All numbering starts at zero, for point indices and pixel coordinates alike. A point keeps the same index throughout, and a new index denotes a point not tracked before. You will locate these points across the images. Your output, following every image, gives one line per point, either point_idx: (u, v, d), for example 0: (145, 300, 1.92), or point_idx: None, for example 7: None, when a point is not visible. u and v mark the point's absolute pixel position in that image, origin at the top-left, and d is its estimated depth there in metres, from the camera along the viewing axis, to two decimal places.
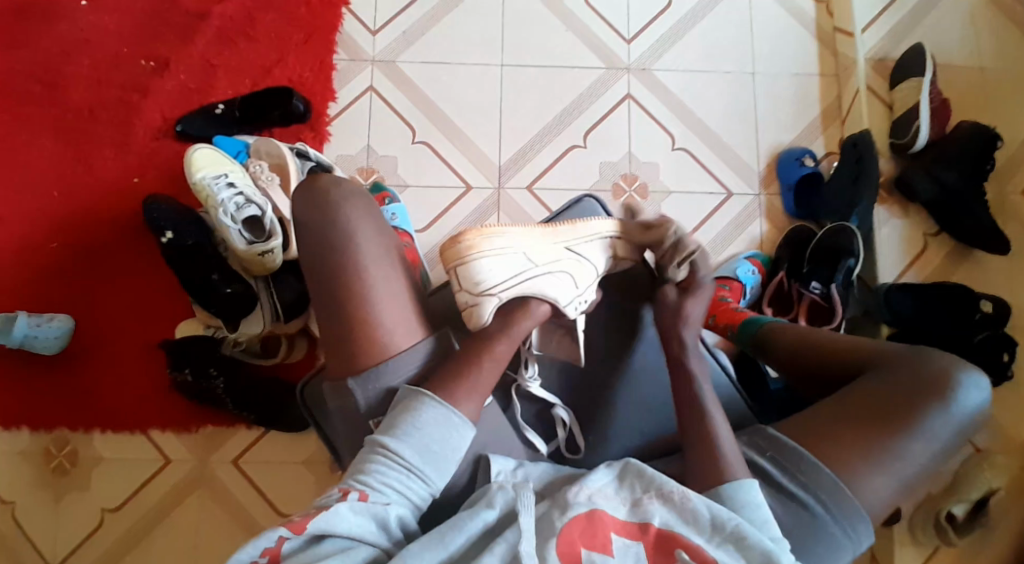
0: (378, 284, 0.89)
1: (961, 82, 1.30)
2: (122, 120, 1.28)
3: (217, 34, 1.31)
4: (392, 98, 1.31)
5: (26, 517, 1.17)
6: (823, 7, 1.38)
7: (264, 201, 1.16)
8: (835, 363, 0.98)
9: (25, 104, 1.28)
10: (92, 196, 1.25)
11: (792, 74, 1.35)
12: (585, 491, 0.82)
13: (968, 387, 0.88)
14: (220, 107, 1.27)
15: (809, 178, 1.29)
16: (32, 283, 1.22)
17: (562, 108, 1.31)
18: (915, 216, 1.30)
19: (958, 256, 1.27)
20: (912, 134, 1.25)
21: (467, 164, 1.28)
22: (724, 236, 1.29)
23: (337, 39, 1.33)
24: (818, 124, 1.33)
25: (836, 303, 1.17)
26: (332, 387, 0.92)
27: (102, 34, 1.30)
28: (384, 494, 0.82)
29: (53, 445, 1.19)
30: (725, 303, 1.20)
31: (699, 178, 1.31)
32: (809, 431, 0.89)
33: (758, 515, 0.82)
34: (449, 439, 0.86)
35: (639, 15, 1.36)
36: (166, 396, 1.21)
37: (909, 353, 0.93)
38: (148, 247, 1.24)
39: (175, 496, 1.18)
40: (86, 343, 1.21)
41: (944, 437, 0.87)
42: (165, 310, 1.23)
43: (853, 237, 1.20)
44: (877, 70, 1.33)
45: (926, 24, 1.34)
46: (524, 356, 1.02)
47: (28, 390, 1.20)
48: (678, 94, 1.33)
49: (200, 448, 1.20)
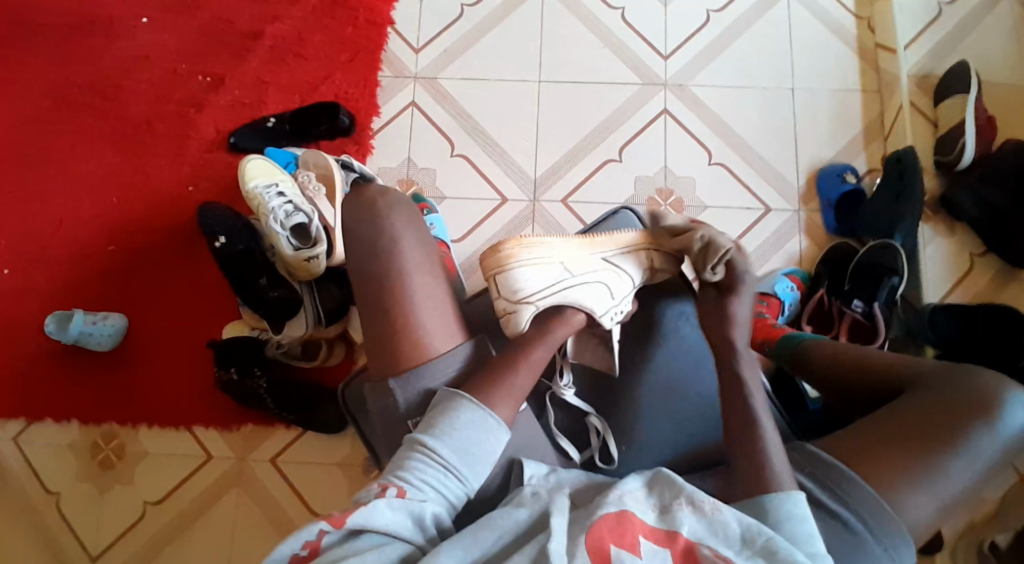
0: (418, 287, 0.93)
1: (1008, 99, 1.28)
2: (179, 133, 1.35)
3: (270, 53, 1.38)
4: (433, 113, 1.35)
5: (76, 506, 1.22)
6: (864, 24, 1.37)
7: (311, 209, 1.20)
8: (877, 381, 0.95)
9: (92, 117, 1.37)
10: (149, 203, 1.33)
11: (832, 90, 1.34)
12: (616, 492, 0.83)
13: (1014, 404, 0.86)
14: (271, 120, 1.33)
15: (852, 196, 1.28)
16: (91, 283, 1.30)
17: (597, 123, 1.33)
18: (962, 235, 1.26)
19: (1007, 276, 1.23)
20: (958, 151, 1.22)
21: (503, 178, 1.31)
22: (761, 251, 1.28)
23: (382, 57, 1.38)
24: (859, 140, 1.32)
25: (879, 321, 1.15)
26: (371, 386, 0.95)
27: (164, 53, 1.39)
28: (421, 492, 0.83)
29: (101, 439, 1.25)
30: (763, 320, 1.18)
31: (735, 193, 1.31)
32: (851, 449, 0.87)
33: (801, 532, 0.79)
34: (485, 441, 0.87)
35: (676, 33, 1.38)
36: (210, 395, 1.26)
37: (952, 371, 0.90)
38: (199, 252, 1.31)
39: (215, 492, 1.22)
40: (138, 342, 1.28)
41: (990, 455, 0.84)
42: (212, 312, 1.29)
43: (896, 255, 1.18)
44: (920, 86, 1.31)
45: (971, 41, 1.32)
46: (559, 364, 1.02)
47: (83, 385, 1.26)
48: (715, 110, 1.34)
49: (241, 446, 1.24)
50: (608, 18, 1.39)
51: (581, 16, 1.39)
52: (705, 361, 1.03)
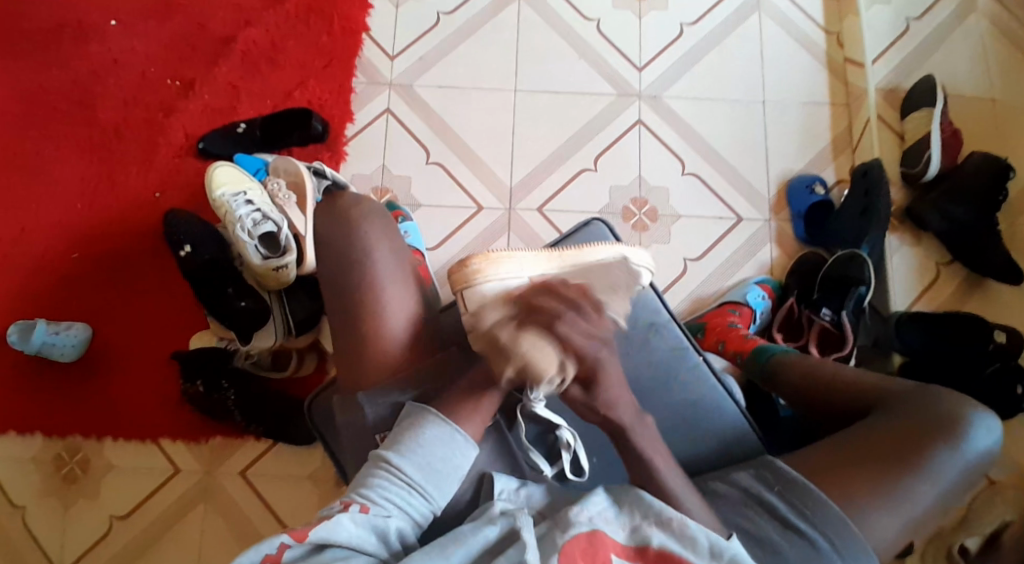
0: (388, 300, 0.93)
1: (971, 114, 1.31)
2: (147, 138, 1.32)
3: (243, 58, 1.36)
4: (409, 121, 1.34)
5: (34, 523, 1.18)
6: (834, 38, 1.40)
7: (281, 218, 1.18)
8: (847, 398, 0.97)
9: (54, 120, 1.33)
10: (115, 209, 1.29)
11: (803, 103, 1.36)
12: (585, 513, 0.82)
13: (978, 428, 0.87)
14: (241, 126, 1.31)
15: (821, 207, 1.29)
16: (52, 292, 1.26)
17: (572, 133, 1.34)
18: (927, 245, 1.29)
19: (970, 286, 1.26)
20: (923, 162, 1.25)
21: (479, 187, 1.31)
22: (734, 260, 1.29)
23: (357, 64, 1.37)
24: (829, 152, 1.34)
25: (846, 331, 1.16)
26: (342, 400, 0.94)
27: (132, 55, 1.36)
28: (385, 508, 0.82)
29: (63, 452, 1.21)
30: (734, 328, 1.19)
31: (709, 203, 1.32)
32: (817, 468, 0.88)
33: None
34: (452, 457, 0.87)
35: (651, 44, 1.39)
36: (178, 407, 1.23)
37: (919, 392, 0.91)
38: (166, 261, 1.28)
39: (181, 507, 1.19)
40: (101, 352, 1.24)
41: (954, 480, 0.86)
42: (181, 322, 1.26)
43: (863, 265, 1.19)
44: (888, 100, 1.34)
45: (936, 56, 1.36)
46: (531, 378, 0.95)
47: (42, 396, 1.22)
48: (688, 121, 1.35)
49: (208, 459, 1.21)
50: (585, 29, 1.39)
51: (558, 27, 1.39)
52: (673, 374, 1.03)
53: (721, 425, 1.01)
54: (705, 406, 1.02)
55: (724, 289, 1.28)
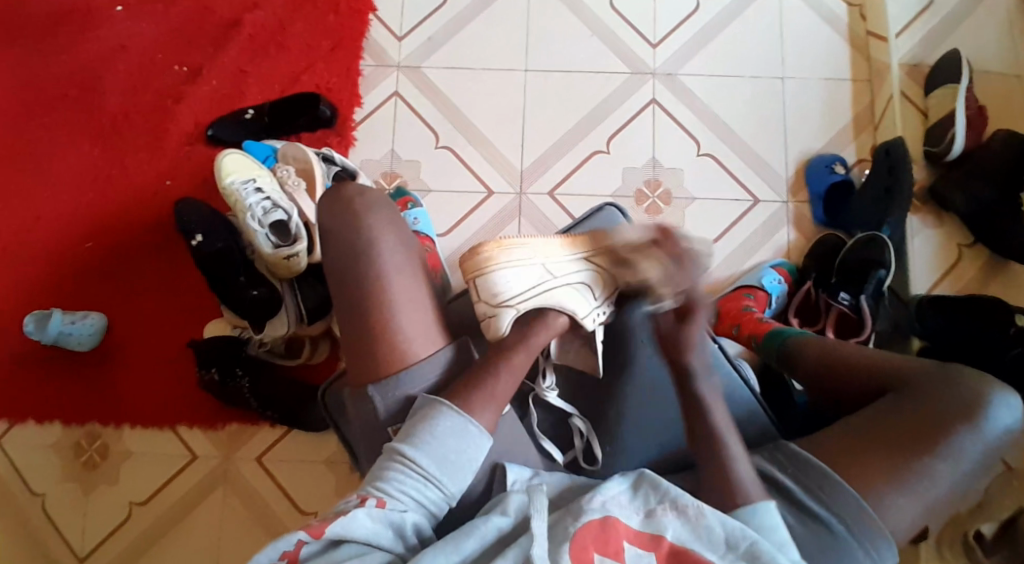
0: (396, 290, 0.91)
1: (999, 88, 1.26)
2: (155, 124, 1.31)
3: (249, 41, 1.33)
4: (418, 104, 1.32)
5: (58, 508, 1.21)
6: (856, 11, 1.35)
7: (291, 206, 1.17)
8: (862, 378, 0.96)
9: (63, 107, 1.32)
10: (126, 197, 1.29)
11: (823, 79, 1.32)
12: (599, 497, 0.83)
13: (999, 406, 0.86)
14: (250, 112, 1.29)
15: (840, 188, 1.27)
16: (66, 281, 1.27)
17: (585, 114, 1.31)
18: (949, 225, 1.26)
19: (993, 268, 1.23)
20: (947, 142, 1.21)
21: (490, 170, 1.29)
22: (750, 243, 1.27)
23: (365, 45, 1.34)
24: (849, 131, 1.30)
25: (865, 315, 1.15)
26: (352, 392, 0.95)
27: (138, 40, 1.34)
28: (401, 502, 0.83)
29: (83, 439, 1.23)
30: (749, 313, 1.17)
31: (725, 185, 1.29)
32: (832, 450, 0.87)
33: (774, 538, 0.81)
34: (467, 449, 0.87)
35: (666, 20, 1.35)
36: (194, 395, 1.24)
37: (937, 371, 0.90)
38: (179, 249, 1.28)
39: (200, 491, 1.21)
40: (117, 341, 1.25)
41: (971, 459, 0.84)
42: (194, 310, 1.26)
43: (885, 249, 1.17)
44: (911, 75, 1.30)
45: (963, 28, 1.31)
46: (542, 366, 1.02)
47: (61, 384, 1.24)
48: (704, 100, 1.32)
49: (225, 445, 1.23)
50: (597, 5, 1.35)
51: (569, 3, 1.35)
52: None
53: (735, 415, 1.00)
54: (720, 393, 1.01)
55: (739, 273, 1.26)
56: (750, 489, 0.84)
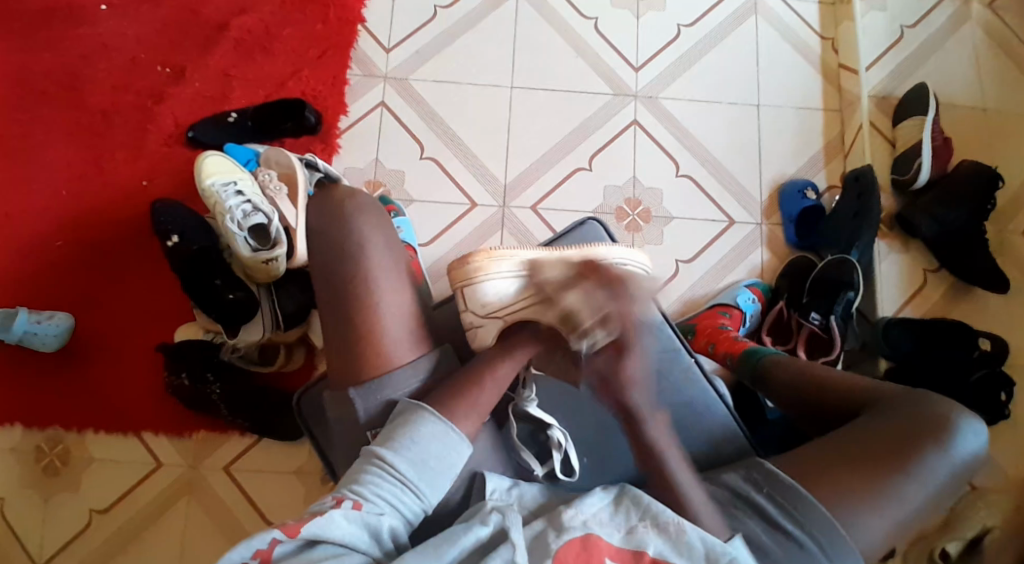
0: (381, 295, 0.91)
1: (960, 122, 1.33)
2: (135, 124, 1.30)
3: (234, 45, 1.33)
4: (403, 115, 1.33)
5: (13, 514, 1.16)
6: (829, 44, 1.40)
7: (271, 210, 1.16)
8: (835, 401, 0.97)
9: (39, 103, 1.30)
10: (101, 197, 1.27)
11: (797, 108, 1.37)
12: (580, 516, 0.82)
13: (967, 433, 0.88)
14: (233, 116, 1.28)
15: (812, 212, 1.30)
16: (34, 280, 1.23)
17: (569, 132, 1.33)
18: (915, 251, 1.30)
19: (957, 294, 1.27)
20: (914, 170, 1.26)
21: (474, 183, 1.30)
22: (725, 264, 1.30)
23: (352, 56, 1.35)
24: (821, 158, 1.35)
25: (835, 335, 1.18)
26: (332, 397, 0.92)
27: (121, 40, 1.33)
28: (378, 506, 0.81)
29: (44, 443, 1.18)
30: (724, 331, 1.20)
31: (703, 205, 1.32)
32: (809, 470, 0.88)
33: (755, 556, 0.82)
34: (446, 455, 0.86)
35: (649, 44, 1.39)
36: (162, 400, 1.21)
37: (906, 397, 0.92)
38: (153, 250, 1.25)
39: (164, 500, 1.17)
40: (84, 343, 1.22)
41: (939, 481, 0.86)
42: (166, 313, 1.24)
43: (853, 270, 1.21)
44: (880, 107, 1.36)
45: (928, 65, 1.37)
46: (523, 377, 1.01)
47: (22, 386, 1.20)
48: (684, 123, 1.35)
49: (192, 453, 1.20)
50: (583, 27, 1.39)
51: (556, 24, 1.38)
52: (666, 373, 1.03)
53: (711, 426, 1.02)
54: (696, 406, 1.03)
55: (715, 291, 1.29)
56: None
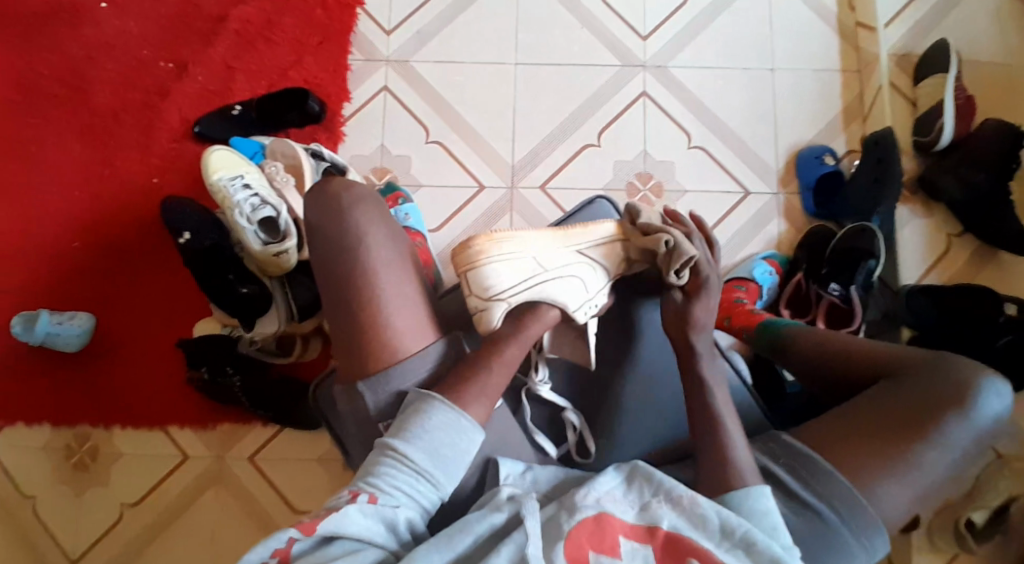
0: (385, 286, 0.90)
1: (985, 77, 1.27)
2: (141, 121, 1.30)
3: (235, 36, 1.32)
4: (406, 98, 1.31)
5: (50, 510, 1.20)
6: (846, 2, 1.35)
7: (279, 202, 1.16)
8: (853, 369, 0.96)
9: (46, 104, 1.30)
10: (112, 196, 1.27)
11: (814, 70, 1.32)
12: (593, 494, 0.82)
13: (990, 394, 0.86)
14: (237, 108, 1.28)
15: (830, 178, 1.27)
16: (53, 281, 1.25)
17: (577, 107, 1.30)
18: (938, 215, 1.26)
19: (981, 258, 1.24)
20: (936, 131, 1.21)
21: (481, 165, 1.28)
22: (740, 236, 1.27)
23: (352, 40, 1.33)
24: (840, 122, 1.30)
25: (856, 305, 1.15)
26: (343, 390, 0.93)
27: (123, 36, 1.32)
28: (393, 497, 0.82)
29: (74, 440, 1.22)
30: (741, 305, 1.18)
31: (716, 176, 1.29)
32: (827, 441, 0.87)
33: (769, 523, 0.80)
34: (459, 443, 0.86)
35: (656, 12, 1.34)
36: (185, 394, 1.23)
37: (927, 361, 0.90)
38: (167, 247, 1.27)
39: (193, 491, 1.20)
40: (105, 342, 1.24)
41: (961, 447, 0.84)
42: (184, 308, 1.25)
43: (875, 237, 1.17)
44: (901, 65, 1.30)
45: (951, 19, 1.31)
46: (535, 359, 1.01)
47: (49, 385, 1.22)
48: (695, 93, 1.32)
49: (218, 444, 1.22)
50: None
51: None
52: None
53: (730, 406, 1.01)
54: None
55: (732, 265, 1.26)
56: (752, 468, 0.85)
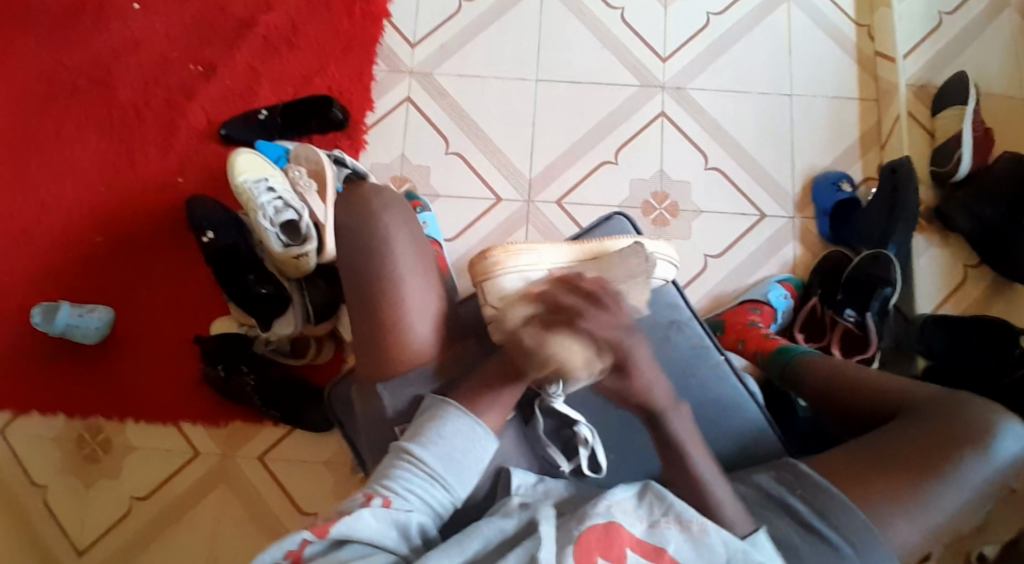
0: (408, 290, 0.92)
1: (1003, 110, 1.28)
2: (170, 122, 1.33)
3: (264, 44, 1.36)
4: (428, 110, 1.34)
5: (59, 501, 1.21)
6: (864, 31, 1.36)
7: (302, 206, 1.17)
8: (868, 403, 0.96)
9: (79, 103, 1.34)
10: (138, 194, 1.31)
11: (831, 97, 1.33)
12: (605, 502, 0.82)
13: (1006, 435, 0.85)
14: (263, 113, 1.31)
15: (847, 204, 1.27)
16: (76, 275, 1.28)
17: (595, 124, 1.32)
18: (954, 246, 1.27)
19: (996, 289, 1.24)
20: (954, 162, 1.22)
21: (498, 177, 1.30)
22: (754, 258, 1.28)
23: (378, 51, 1.37)
24: (856, 148, 1.31)
25: (869, 332, 1.15)
26: (361, 391, 0.96)
27: (155, 39, 1.36)
28: (407, 501, 0.82)
29: (86, 431, 1.24)
30: (754, 327, 1.18)
31: (731, 198, 1.30)
32: (841, 472, 0.87)
33: (774, 557, 0.81)
34: (472, 449, 0.87)
35: (676, 34, 1.37)
36: (198, 391, 1.25)
37: (944, 398, 0.90)
38: (188, 246, 1.29)
39: (200, 488, 1.22)
40: (123, 336, 1.26)
41: (976, 486, 0.84)
42: (201, 306, 1.27)
43: (891, 266, 1.17)
44: (918, 95, 1.32)
45: (969, 51, 1.32)
46: (549, 372, 0.95)
47: (66, 376, 1.25)
48: (712, 115, 1.33)
49: (228, 442, 1.23)
50: (609, 18, 1.37)
51: (581, 15, 1.37)
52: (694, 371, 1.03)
53: (739, 426, 1.01)
54: (725, 405, 1.01)
55: (744, 286, 1.27)
56: (757, 496, 0.84)
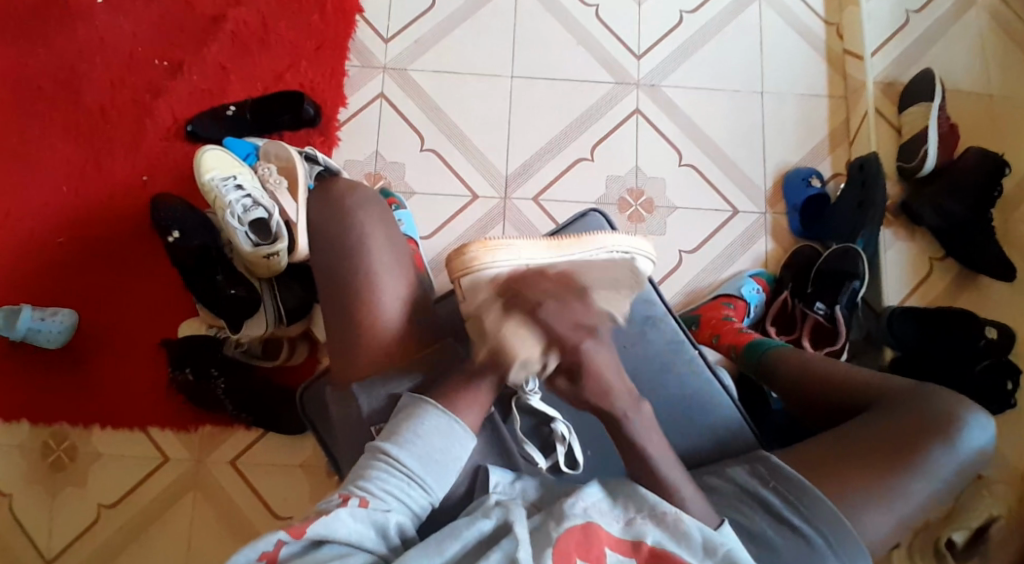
0: (383, 290, 0.90)
1: (967, 107, 1.31)
2: (134, 119, 1.29)
3: (233, 38, 1.32)
4: (403, 107, 1.32)
5: (24, 510, 1.17)
6: (833, 29, 1.39)
7: (272, 204, 1.15)
8: (840, 399, 0.96)
9: (37, 99, 1.29)
10: (101, 192, 1.27)
11: (801, 95, 1.35)
12: (580, 503, 0.82)
13: (973, 428, 0.87)
14: (231, 109, 1.28)
15: (815, 201, 1.29)
16: (36, 277, 1.23)
17: (572, 120, 1.32)
18: (921, 241, 1.29)
19: (962, 282, 1.26)
20: (919, 158, 1.25)
21: (475, 174, 1.29)
22: (728, 253, 1.29)
23: (350, 47, 1.34)
24: (826, 145, 1.33)
25: (840, 325, 1.17)
26: (336, 393, 0.92)
27: (117, 33, 1.32)
28: (385, 502, 0.80)
29: (52, 438, 1.19)
30: (728, 322, 1.19)
31: (705, 194, 1.31)
32: (815, 466, 0.87)
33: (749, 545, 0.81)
34: (451, 448, 0.85)
35: (650, 32, 1.37)
36: (166, 395, 1.21)
37: (912, 393, 0.90)
38: (155, 245, 1.25)
39: (172, 494, 1.18)
40: (87, 340, 1.22)
41: (943, 478, 0.85)
42: (168, 308, 1.24)
43: (858, 259, 1.20)
44: (886, 92, 1.34)
45: (935, 50, 1.35)
46: (525, 370, 0.96)
47: (27, 381, 1.20)
48: (687, 113, 1.34)
49: (199, 447, 1.20)
50: (584, 15, 1.37)
51: (557, 12, 1.37)
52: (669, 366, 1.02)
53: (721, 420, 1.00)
54: (704, 400, 1.00)
55: (718, 281, 1.28)
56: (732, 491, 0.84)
